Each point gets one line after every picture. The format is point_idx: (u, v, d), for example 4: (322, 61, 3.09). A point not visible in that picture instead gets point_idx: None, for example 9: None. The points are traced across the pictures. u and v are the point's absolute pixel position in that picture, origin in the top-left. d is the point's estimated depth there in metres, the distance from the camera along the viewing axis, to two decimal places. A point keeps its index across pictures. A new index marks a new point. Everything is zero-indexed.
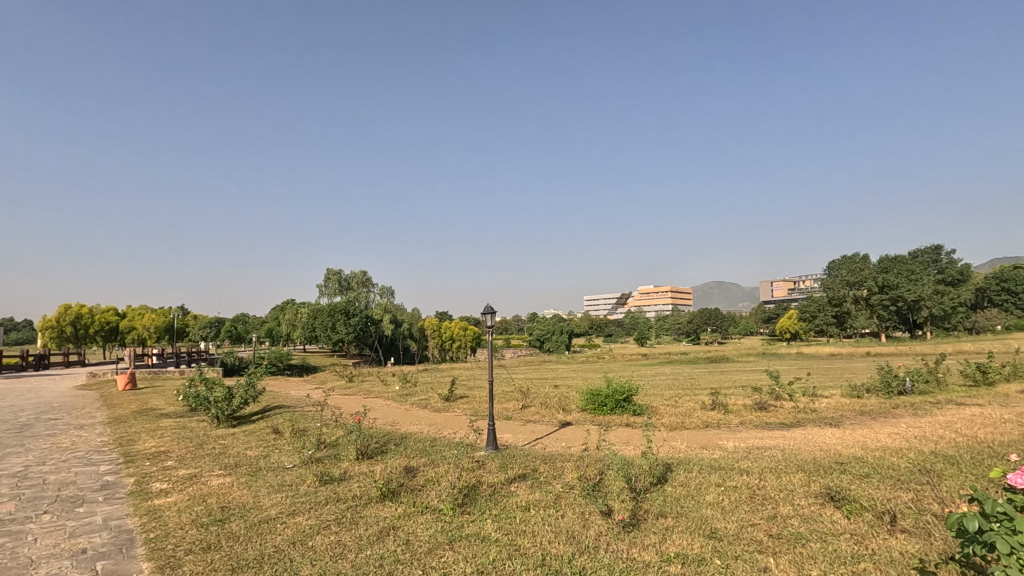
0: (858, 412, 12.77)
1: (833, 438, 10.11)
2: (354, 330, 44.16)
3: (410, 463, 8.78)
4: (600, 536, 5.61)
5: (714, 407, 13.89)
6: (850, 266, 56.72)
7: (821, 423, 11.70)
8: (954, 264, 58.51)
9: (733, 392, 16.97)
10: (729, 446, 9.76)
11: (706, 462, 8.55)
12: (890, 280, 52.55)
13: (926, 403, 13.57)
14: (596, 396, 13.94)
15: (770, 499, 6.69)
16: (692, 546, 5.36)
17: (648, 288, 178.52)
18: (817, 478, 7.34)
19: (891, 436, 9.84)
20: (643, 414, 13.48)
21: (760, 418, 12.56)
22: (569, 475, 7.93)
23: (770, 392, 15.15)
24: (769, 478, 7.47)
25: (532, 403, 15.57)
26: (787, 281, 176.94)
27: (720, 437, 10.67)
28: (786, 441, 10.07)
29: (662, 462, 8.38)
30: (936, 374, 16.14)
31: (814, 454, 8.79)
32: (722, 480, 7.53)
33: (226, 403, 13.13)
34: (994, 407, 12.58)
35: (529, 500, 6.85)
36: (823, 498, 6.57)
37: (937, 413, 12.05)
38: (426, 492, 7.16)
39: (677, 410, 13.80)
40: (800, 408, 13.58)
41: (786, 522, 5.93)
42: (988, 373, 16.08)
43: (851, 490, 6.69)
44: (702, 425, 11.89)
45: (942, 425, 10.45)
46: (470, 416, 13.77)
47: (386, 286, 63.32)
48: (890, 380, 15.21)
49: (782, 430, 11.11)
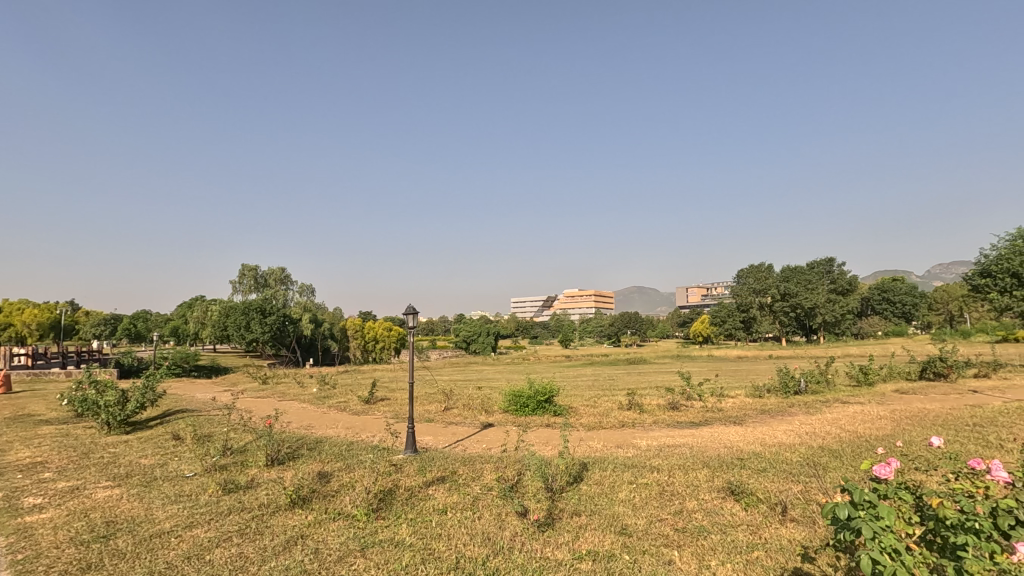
0: (760, 411, 13.73)
1: (736, 435, 10.83)
2: (270, 330, 42.03)
3: (323, 468, 8.44)
4: (515, 536, 5.66)
5: (630, 407, 14.43)
6: (756, 275, 61.03)
7: (726, 422, 12.47)
8: (844, 275, 64.50)
9: (647, 393, 17.72)
10: (642, 444, 10.18)
11: (620, 461, 8.85)
12: (791, 289, 57.04)
13: (816, 402, 14.86)
14: (519, 397, 14.08)
15: (677, 495, 7.04)
16: (603, 543, 5.53)
17: (573, 291, 182.99)
18: (721, 474, 7.81)
19: (786, 432, 10.66)
20: (563, 414, 13.78)
21: (671, 417, 13.19)
22: (487, 476, 7.95)
23: (682, 392, 15.97)
24: (678, 475, 7.86)
25: (455, 404, 15.50)
26: (702, 287, 187.59)
27: (634, 436, 11.08)
28: (694, 439, 10.63)
29: (579, 462, 8.58)
30: (826, 376, 17.68)
31: (718, 451, 9.34)
32: (634, 478, 7.82)
33: (119, 407, 12.04)
34: (872, 404, 14.00)
35: (446, 503, 6.78)
36: (725, 492, 6.99)
37: (826, 411, 13.20)
38: (339, 498, 6.91)
39: (596, 411, 14.22)
40: (707, 407, 14.39)
41: (691, 516, 6.25)
42: (868, 373, 17.88)
43: (750, 484, 7.17)
44: (618, 425, 12.30)
45: (829, 422, 11.47)
46: (390, 419, 13.46)
47: (306, 285, 60.67)
48: (786, 380, 16.52)
49: (692, 429, 11.73)
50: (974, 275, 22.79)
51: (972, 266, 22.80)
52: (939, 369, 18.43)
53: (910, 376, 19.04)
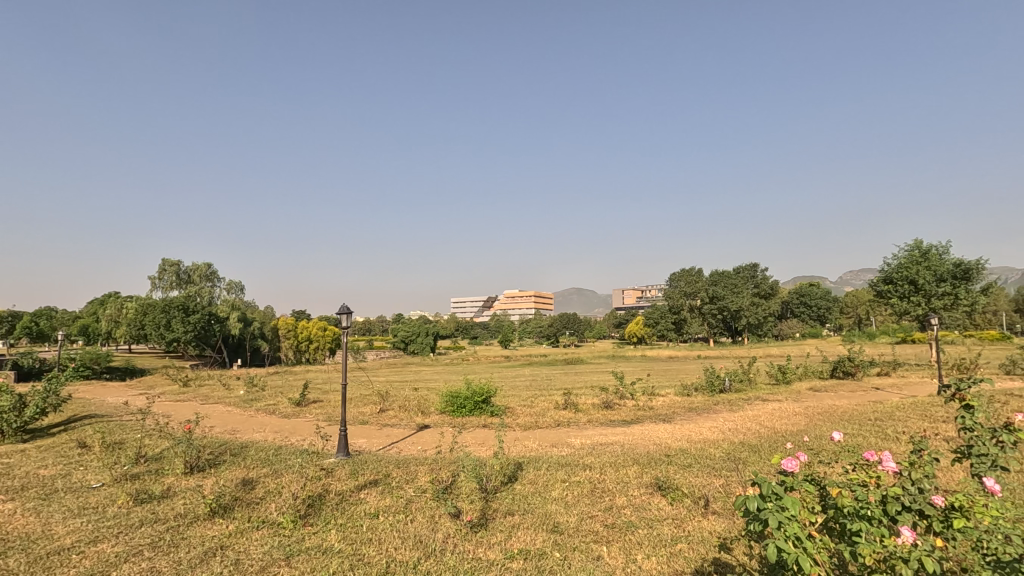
0: (688, 409, 14.32)
1: (665, 432, 11.28)
2: (194, 329, 39.64)
3: (248, 474, 8.05)
4: (447, 538, 5.62)
5: (565, 406, 14.69)
6: (687, 278, 63.71)
7: (656, 420, 12.97)
8: (766, 280, 68.52)
9: (582, 393, 18.10)
10: (576, 443, 10.40)
11: (554, 459, 9.00)
12: (719, 292, 59.88)
13: (739, 400, 15.73)
14: (456, 398, 14.00)
15: (608, 491, 7.24)
16: (535, 541, 5.60)
17: (513, 292, 184.00)
18: (649, 470, 8.10)
19: (711, 429, 11.20)
20: (500, 415, 13.83)
21: (605, 416, 13.55)
22: (422, 478, 7.86)
23: (616, 391, 16.42)
24: (609, 472, 8.08)
25: (391, 406, 15.22)
26: (637, 290, 193.87)
27: (569, 435, 11.30)
28: (626, 436, 10.97)
29: (514, 462, 8.65)
30: (748, 375, 18.73)
31: (648, 448, 9.68)
32: (567, 476, 7.99)
33: (15, 413, 10.97)
34: (788, 402, 14.97)
35: (377, 507, 6.65)
36: (653, 488, 7.27)
37: (748, 408, 14.00)
38: (264, 505, 6.61)
39: (533, 411, 14.36)
40: (639, 406, 14.90)
41: (620, 512, 6.45)
42: (786, 373, 19.08)
43: (676, 479, 7.48)
44: (554, 425, 12.51)
45: (750, 419, 12.15)
46: (321, 422, 13.06)
47: (235, 282, 57.68)
48: (713, 380, 17.38)
49: (624, 427, 12.12)
50: (878, 282, 24.82)
51: (877, 273, 24.80)
52: (848, 368, 19.95)
53: (823, 374, 20.46)
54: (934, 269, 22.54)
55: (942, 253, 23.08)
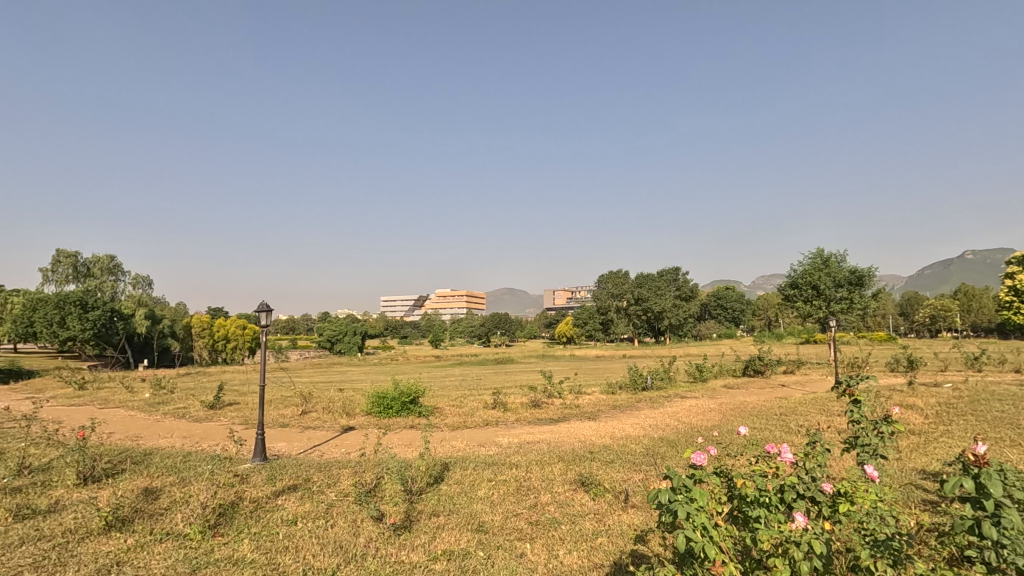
0: (612, 407, 14.79)
1: (590, 429, 11.59)
2: (93, 327, 36.29)
3: (151, 483, 7.47)
4: (369, 542, 5.49)
5: (494, 405, 14.76)
6: (615, 280, 65.88)
7: (582, 418, 13.31)
8: (687, 283, 72.17)
9: (511, 393, 18.28)
10: (504, 442, 10.48)
11: (481, 459, 9.01)
12: (644, 294, 62.32)
13: (659, 397, 16.46)
14: (382, 399, 13.67)
15: (533, 489, 7.34)
16: (459, 541, 5.58)
17: (445, 292, 182.56)
18: (573, 467, 8.30)
19: (633, 426, 11.62)
20: (428, 415, 13.69)
21: (533, 415, 13.74)
22: (344, 482, 7.62)
23: (543, 390, 16.70)
24: (534, 470, 8.20)
25: (314, 408, 14.67)
26: (567, 291, 198.05)
27: (497, 434, 11.37)
28: (553, 434, 11.19)
29: (440, 462, 8.57)
30: (669, 373, 19.60)
31: (573, 445, 9.90)
32: (493, 475, 8.02)
33: None
34: (704, 399, 15.82)
35: (296, 513, 6.38)
36: (576, 484, 7.46)
37: (667, 405, 14.66)
38: (169, 516, 6.15)
39: (462, 411, 14.31)
40: (566, 404, 15.23)
41: (544, 509, 6.56)
42: (703, 371, 20.16)
43: (598, 475, 7.71)
44: (482, 424, 12.53)
45: (669, 415, 12.72)
46: (237, 425, 12.36)
47: (142, 276, 53.42)
48: (636, 378, 18.07)
49: (551, 426, 12.33)
50: (786, 286, 26.77)
51: (784, 278, 26.75)
52: (758, 367, 21.40)
53: (736, 372, 21.79)
54: (833, 275, 24.60)
55: (840, 261, 25.24)
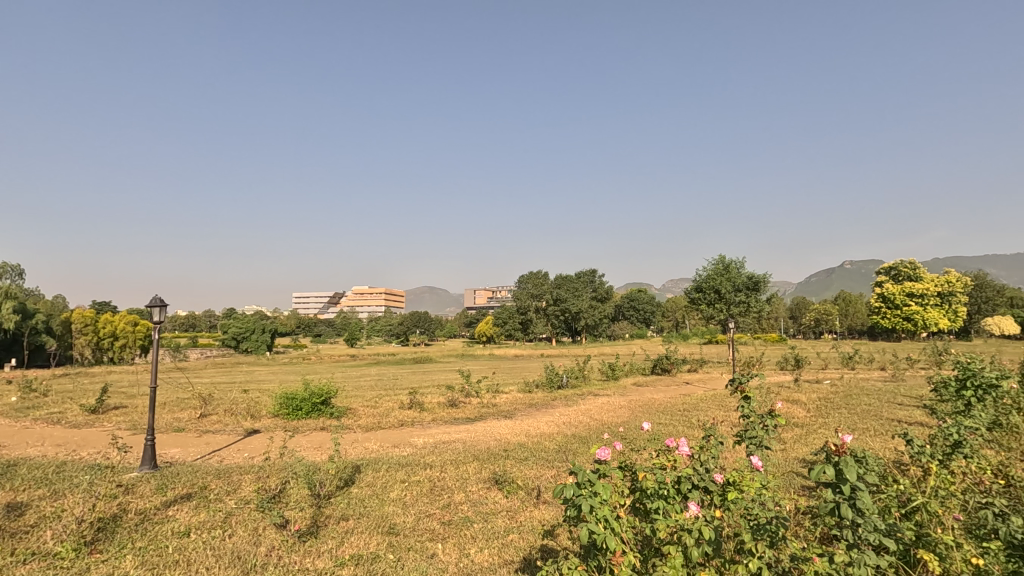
0: (528, 405, 15.04)
1: (506, 428, 11.72)
2: None
3: (14, 498, 6.63)
4: (270, 551, 5.21)
5: (410, 405, 14.52)
6: (535, 280, 66.94)
7: (498, 416, 13.43)
8: (603, 284, 74.82)
9: (428, 392, 18.12)
10: (419, 442, 10.35)
11: (394, 460, 8.85)
12: (562, 295, 63.83)
13: (574, 395, 16.96)
14: (291, 400, 13.02)
15: (447, 489, 7.31)
16: (368, 545, 5.44)
17: (362, 289, 177.07)
18: (487, 465, 8.36)
19: (547, 423, 11.89)
20: (341, 416, 13.22)
21: (450, 414, 13.68)
22: (246, 488, 7.19)
23: (461, 389, 16.67)
24: (449, 470, 8.17)
25: (214, 411, 13.71)
26: (488, 289, 199.27)
27: (412, 435, 11.21)
28: (469, 434, 11.19)
29: (352, 465, 8.31)
30: (584, 372, 20.24)
31: (488, 444, 9.98)
32: (407, 476, 7.89)
33: None
34: (615, 396, 16.50)
35: (189, 524, 5.93)
36: (490, 482, 7.53)
37: (581, 403, 15.14)
38: (36, 534, 5.50)
39: (376, 411, 13.95)
40: (483, 403, 15.30)
41: (457, 509, 6.55)
42: (615, 369, 21.01)
43: (512, 473, 7.82)
44: (397, 425, 12.31)
45: (582, 412, 13.14)
46: (123, 431, 11.27)
47: (10, 265, 47.28)
48: (552, 376, 18.50)
49: (467, 425, 12.34)
50: (691, 290, 28.47)
51: (690, 282, 28.42)
52: (665, 366, 22.64)
53: (645, 371, 22.91)
54: (733, 280, 26.51)
55: (740, 267, 27.21)
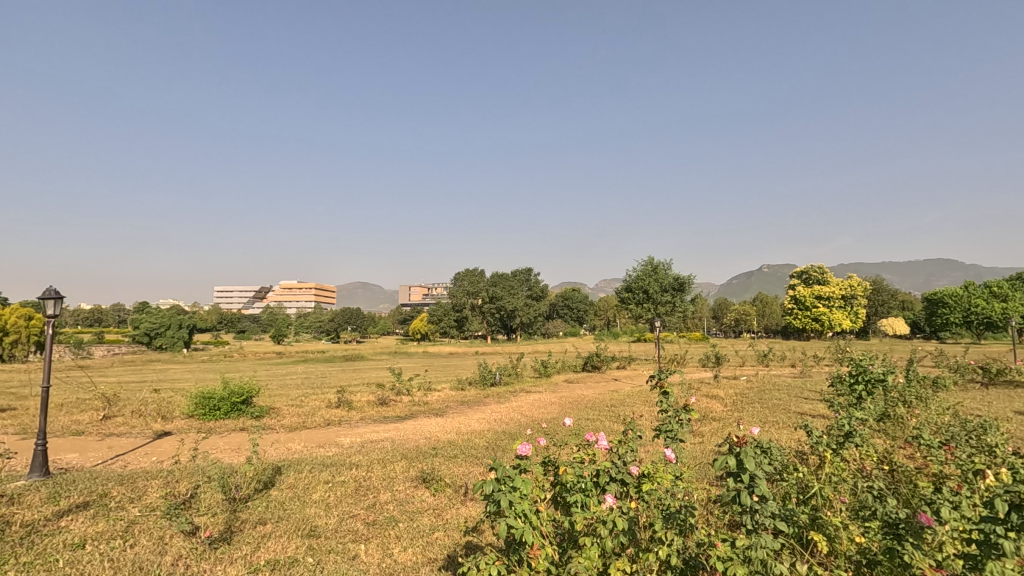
0: (460, 403, 14.99)
1: (436, 426, 11.64)
2: None
3: None
4: (177, 561, 4.90)
5: (339, 404, 14.11)
6: (471, 278, 66.74)
7: (429, 414, 13.33)
8: (538, 283, 75.75)
9: (358, 391, 17.66)
10: (346, 442, 10.08)
11: (318, 460, 8.56)
12: (497, 293, 63.98)
13: (506, 392, 17.10)
14: (208, 399, 12.29)
15: (373, 489, 7.16)
16: (286, 550, 5.24)
17: (291, 284, 169.96)
18: (415, 464, 8.27)
19: (478, 421, 11.93)
20: (263, 416, 12.63)
21: (380, 413, 13.42)
22: (152, 495, 6.72)
23: (391, 387, 16.36)
24: (376, 469, 8.01)
25: (120, 412, 12.68)
26: (423, 285, 197.34)
27: (339, 434, 10.89)
28: (398, 432, 11.02)
29: (272, 466, 7.97)
30: (516, 369, 20.42)
31: (417, 442, 9.88)
32: (331, 476, 7.66)
33: None
34: (546, 393, 16.80)
35: (85, 535, 5.46)
36: (417, 481, 7.44)
37: (512, 400, 15.29)
38: None
39: (302, 411, 13.42)
40: (415, 401, 15.11)
41: (383, 508, 6.43)
42: (547, 367, 21.36)
43: (440, 471, 7.78)
44: (323, 424, 11.93)
45: (513, 410, 13.27)
46: (9, 436, 10.18)
47: None
48: (485, 374, 18.55)
49: (396, 423, 12.16)
50: (622, 289, 29.39)
51: (621, 282, 29.31)
52: (595, 363, 23.29)
53: (577, 367, 23.44)
54: (660, 281, 27.60)
55: (666, 268, 28.37)
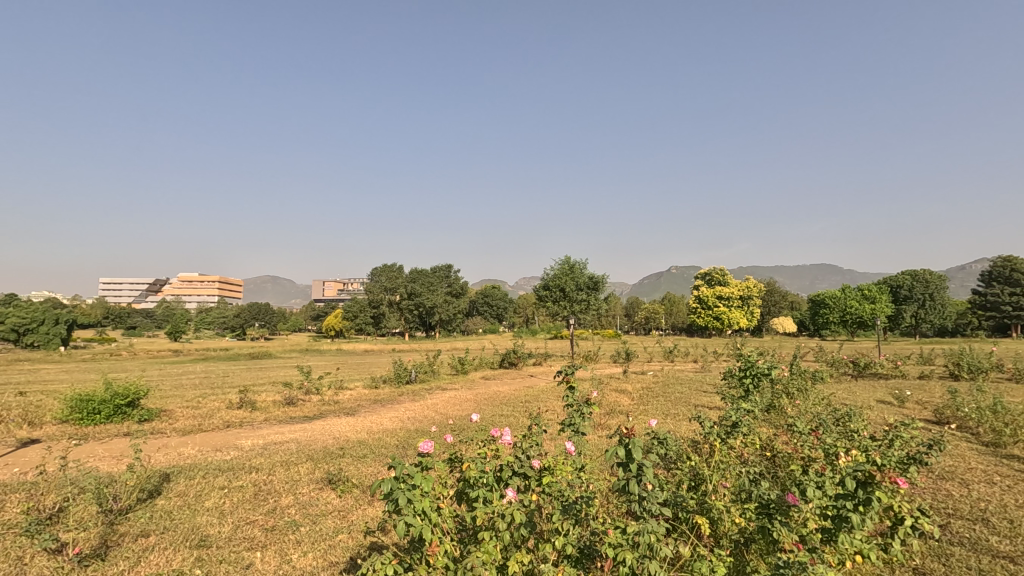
0: (373, 402, 14.62)
1: (347, 425, 11.28)
2: None
3: None
4: None
5: (240, 405, 13.27)
6: (389, 274, 65.25)
7: (339, 413, 12.89)
8: (458, 280, 75.44)
9: (263, 390, 16.68)
10: (246, 444, 9.50)
11: (214, 465, 8.01)
12: (416, 289, 62.93)
13: (421, 390, 16.89)
14: (86, 402, 11.09)
15: (274, 493, 6.80)
16: (172, 562, 4.87)
17: (190, 277, 157.55)
18: (321, 465, 7.96)
19: (391, 419, 11.67)
20: (152, 420, 11.61)
21: (285, 413, 12.78)
22: (10, 511, 5.96)
23: (300, 386, 15.61)
24: (278, 472, 7.61)
25: None
26: (338, 280, 189.88)
27: (238, 437, 10.25)
28: (305, 433, 10.53)
29: (159, 472, 7.35)
30: (432, 366, 20.21)
31: (325, 443, 9.52)
32: (227, 482, 7.19)
33: None
34: (462, 390, 16.78)
35: None
36: (323, 483, 7.16)
37: (427, 398, 15.12)
38: None
39: (198, 413, 12.47)
40: (324, 400, 14.55)
41: (284, 513, 6.13)
42: (464, 364, 21.30)
43: (348, 471, 7.54)
44: (222, 426, 11.19)
45: (427, 408, 13.12)
46: None
47: None
48: (400, 371, 18.19)
49: (303, 423, 11.63)
50: (539, 288, 29.89)
51: (539, 280, 29.80)
52: (512, 359, 23.56)
53: (494, 364, 23.58)
54: (576, 280, 28.37)
55: (582, 267, 29.22)
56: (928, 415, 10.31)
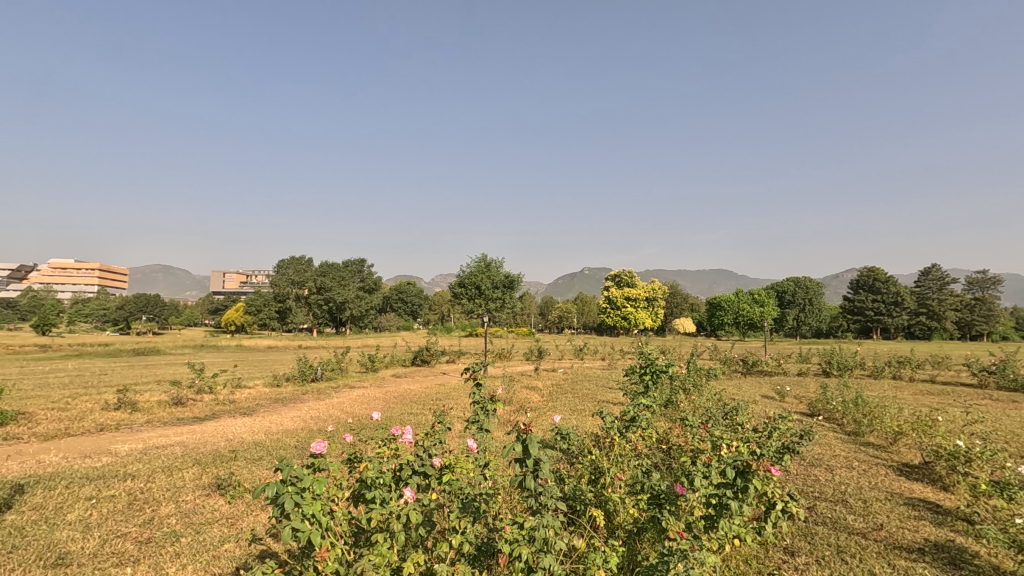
0: (273, 401, 13.78)
1: (242, 426, 10.56)
2: None
3: None
4: None
5: (118, 406, 11.99)
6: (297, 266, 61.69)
7: (234, 414, 12.04)
8: (371, 275, 73.16)
9: (146, 390, 15.17)
10: (123, 449, 8.59)
11: (80, 473, 7.16)
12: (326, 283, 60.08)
13: (327, 388, 16.19)
14: None
15: (152, 501, 6.19)
16: None
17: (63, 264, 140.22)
18: (210, 469, 7.36)
19: (292, 419, 11.08)
20: (6, 424, 10.18)
21: (172, 414, 11.72)
22: None
23: (191, 385, 14.37)
24: (158, 479, 6.95)
25: None
26: (240, 272, 177.77)
27: (114, 441, 9.24)
28: (192, 435, 9.70)
29: (12, 484, 6.47)
30: (340, 363, 19.36)
31: (216, 445, 8.84)
32: (96, 491, 6.44)
33: None
34: (370, 388, 16.27)
35: None
36: (210, 489, 6.62)
37: (334, 396, 14.52)
38: None
39: (65, 416, 11.08)
40: (218, 400, 13.53)
41: (162, 523, 5.60)
42: (374, 361, 20.67)
43: (239, 475, 7.03)
44: (94, 429, 10.05)
45: (333, 406, 12.61)
46: None
47: None
48: (304, 369, 17.27)
49: (192, 425, 10.73)
50: (455, 285, 29.56)
51: (454, 278, 29.48)
52: (425, 357, 23.17)
53: (405, 362, 23.06)
54: (492, 278, 28.49)
55: (498, 266, 29.34)
56: (803, 408, 11.35)
